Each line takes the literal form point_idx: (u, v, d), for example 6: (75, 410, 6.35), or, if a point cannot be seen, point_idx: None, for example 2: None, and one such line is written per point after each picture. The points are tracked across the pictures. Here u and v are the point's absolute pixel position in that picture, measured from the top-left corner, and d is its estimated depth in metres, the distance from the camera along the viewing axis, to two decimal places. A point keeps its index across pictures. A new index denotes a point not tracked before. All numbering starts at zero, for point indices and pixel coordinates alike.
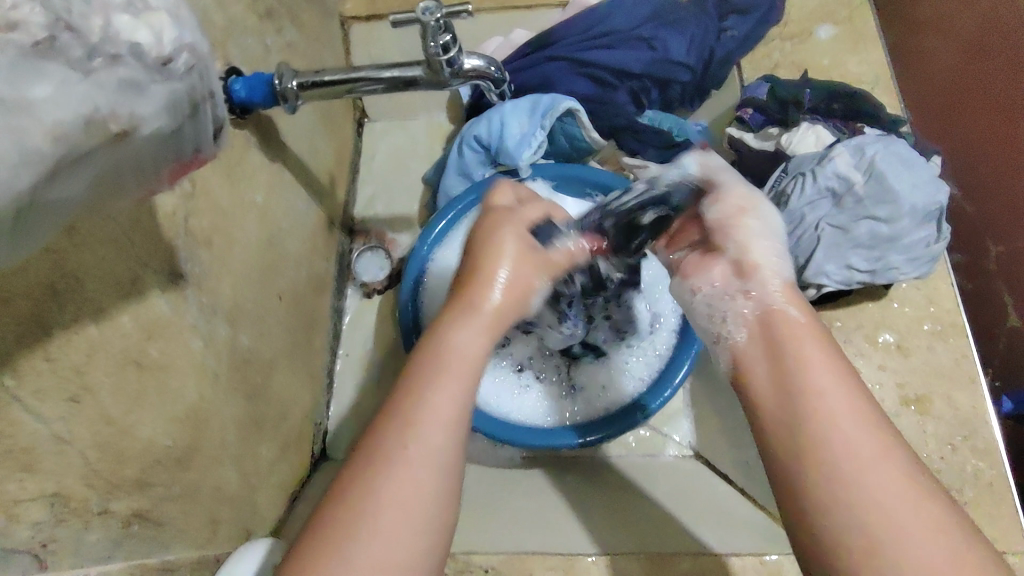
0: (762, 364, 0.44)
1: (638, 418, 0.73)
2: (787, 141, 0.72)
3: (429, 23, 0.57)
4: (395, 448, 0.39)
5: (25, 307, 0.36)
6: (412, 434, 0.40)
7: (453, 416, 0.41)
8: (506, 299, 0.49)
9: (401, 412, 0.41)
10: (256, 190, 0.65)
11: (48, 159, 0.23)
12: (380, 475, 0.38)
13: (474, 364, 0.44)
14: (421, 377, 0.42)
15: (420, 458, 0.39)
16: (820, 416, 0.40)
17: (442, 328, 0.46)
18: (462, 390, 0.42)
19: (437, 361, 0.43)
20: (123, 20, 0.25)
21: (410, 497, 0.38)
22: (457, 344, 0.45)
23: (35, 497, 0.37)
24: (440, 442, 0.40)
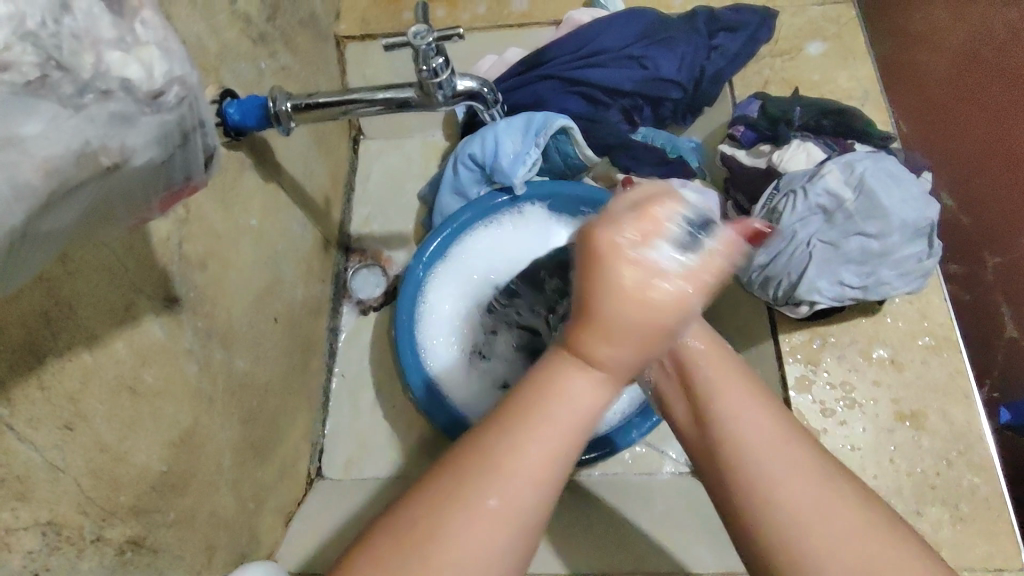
0: (682, 402, 0.46)
1: (633, 437, 0.74)
2: (778, 159, 0.72)
3: (420, 46, 0.58)
4: (479, 491, 0.37)
5: (18, 335, 0.36)
6: (501, 487, 0.37)
7: (547, 474, 0.38)
8: (637, 338, 0.38)
9: (491, 459, 0.37)
10: (251, 212, 0.65)
11: (37, 192, 0.23)
12: (463, 520, 0.36)
13: (578, 425, 0.39)
14: (514, 426, 0.38)
15: (503, 515, 0.36)
16: (744, 444, 0.40)
17: (559, 358, 0.40)
18: (560, 439, 0.38)
19: (539, 410, 0.38)
20: (114, 56, 0.25)
21: (488, 545, 0.36)
22: (569, 391, 0.39)
23: (29, 525, 0.37)
24: (530, 498, 0.37)
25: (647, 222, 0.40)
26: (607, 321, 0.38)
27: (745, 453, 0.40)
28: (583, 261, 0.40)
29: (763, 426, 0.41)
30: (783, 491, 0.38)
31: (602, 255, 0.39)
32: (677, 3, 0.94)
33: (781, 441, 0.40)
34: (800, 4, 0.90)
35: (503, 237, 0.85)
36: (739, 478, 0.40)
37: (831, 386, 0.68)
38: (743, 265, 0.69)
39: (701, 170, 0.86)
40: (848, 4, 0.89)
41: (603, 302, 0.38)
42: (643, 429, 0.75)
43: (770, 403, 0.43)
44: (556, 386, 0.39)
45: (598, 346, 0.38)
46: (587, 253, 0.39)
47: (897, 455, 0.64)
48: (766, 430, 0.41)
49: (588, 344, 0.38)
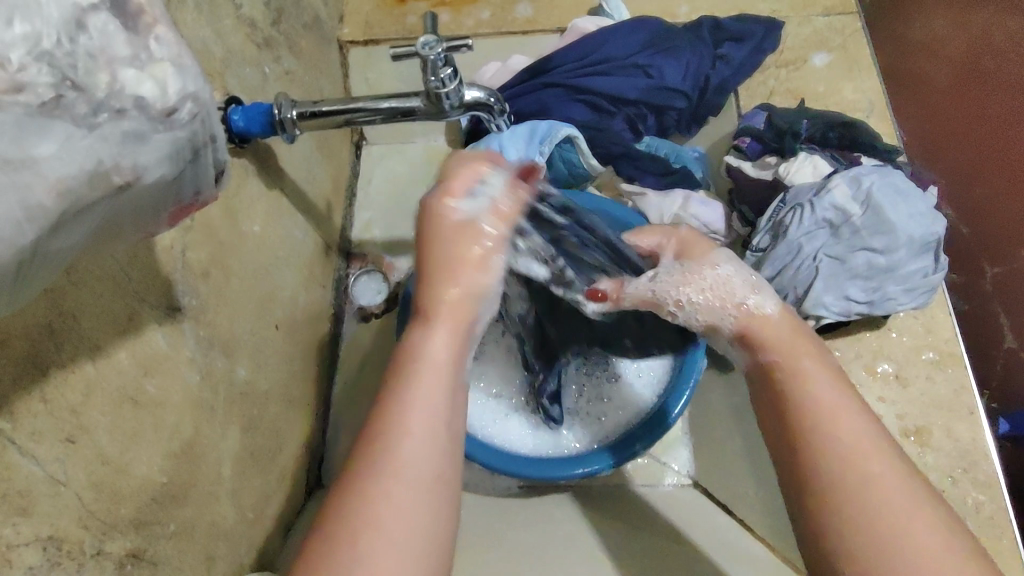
0: (762, 397, 0.46)
1: (636, 449, 0.72)
2: (785, 172, 0.73)
3: (429, 56, 0.57)
4: (377, 467, 0.39)
5: (21, 347, 0.35)
6: (393, 447, 0.40)
7: (436, 422, 0.41)
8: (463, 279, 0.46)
9: (378, 426, 0.41)
10: (253, 219, 0.65)
11: (49, 213, 0.23)
12: (373, 498, 0.38)
13: (444, 372, 0.43)
14: (389, 395, 0.42)
15: (406, 474, 0.39)
16: (837, 446, 0.41)
17: (412, 332, 0.45)
18: (434, 390, 0.42)
19: (405, 371, 0.43)
20: (127, 74, 0.25)
21: (408, 502, 0.38)
22: (428, 346, 0.44)
23: (30, 541, 0.36)
24: (424, 452, 0.40)
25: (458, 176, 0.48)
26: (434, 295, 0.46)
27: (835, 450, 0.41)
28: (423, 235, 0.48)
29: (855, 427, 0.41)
30: (876, 494, 0.39)
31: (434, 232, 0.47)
32: (682, 12, 0.94)
33: (870, 440, 0.41)
34: (805, 15, 0.90)
35: None
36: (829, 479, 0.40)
37: None
38: None
39: (707, 180, 0.86)
40: (852, 16, 0.90)
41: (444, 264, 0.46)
42: (647, 441, 0.73)
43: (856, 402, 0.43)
44: (410, 346, 0.44)
45: (434, 297, 0.46)
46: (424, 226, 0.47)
47: None
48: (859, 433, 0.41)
49: (431, 305, 0.46)
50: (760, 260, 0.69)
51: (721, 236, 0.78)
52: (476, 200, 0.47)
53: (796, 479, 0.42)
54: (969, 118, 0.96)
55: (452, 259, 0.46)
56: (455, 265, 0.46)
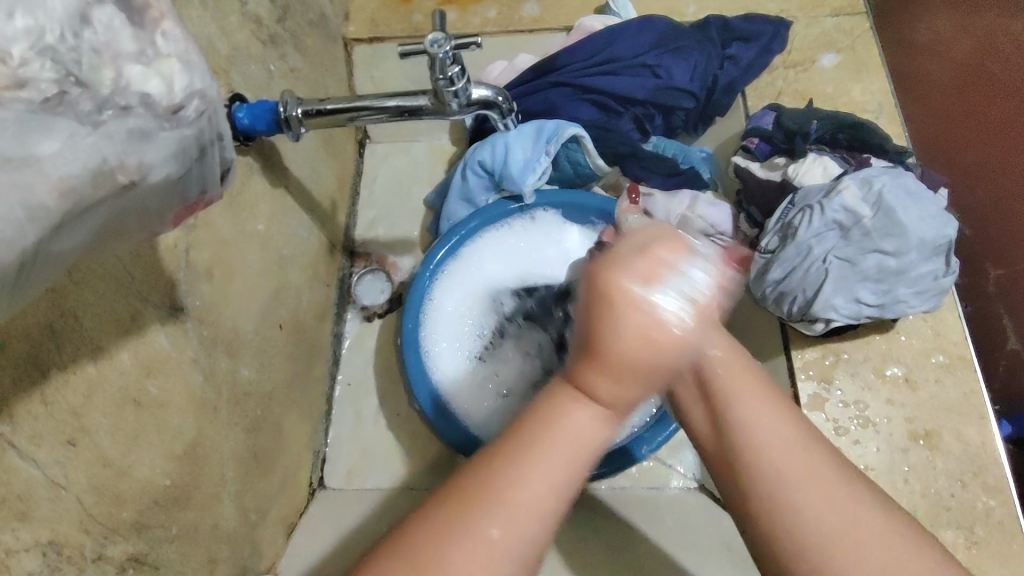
0: (698, 413, 0.45)
1: (643, 453, 0.73)
2: (794, 172, 0.72)
3: (436, 55, 0.57)
4: (480, 525, 0.38)
5: (21, 348, 0.35)
6: (503, 515, 0.38)
7: (554, 502, 0.39)
8: (637, 374, 0.40)
9: (494, 486, 0.38)
10: (257, 217, 0.64)
11: (51, 214, 0.22)
12: (461, 543, 0.37)
13: (584, 455, 0.40)
14: (516, 457, 0.39)
15: (506, 542, 0.38)
16: (767, 460, 0.40)
17: (560, 396, 0.41)
18: (563, 471, 0.39)
19: (539, 440, 0.40)
20: (134, 71, 0.24)
21: (494, 571, 0.37)
22: (571, 424, 0.40)
23: (29, 546, 0.36)
24: (531, 528, 0.38)
25: (650, 262, 0.41)
26: (609, 357, 0.39)
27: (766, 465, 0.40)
28: (591, 305, 0.41)
29: (784, 434, 0.41)
30: (805, 508, 0.39)
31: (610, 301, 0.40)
32: (689, 11, 0.93)
33: (803, 450, 0.41)
34: (814, 15, 0.90)
35: (509, 241, 0.84)
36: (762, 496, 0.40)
37: (844, 404, 0.67)
38: (757, 281, 0.69)
39: (713, 181, 0.86)
40: (862, 16, 0.89)
41: (604, 342, 0.40)
42: (652, 444, 0.74)
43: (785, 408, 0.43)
44: (558, 415, 0.40)
45: (598, 378, 0.40)
46: (599, 290, 0.41)
47: (911, 475, 0.63)
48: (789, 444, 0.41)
49: (591, 379, 0.40)
50: (768, 263, 0.68)
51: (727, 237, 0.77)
52: (670, 296, 0.40)
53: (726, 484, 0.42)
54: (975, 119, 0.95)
55: (625, 350, 0.39)
56: (626, 354, 0.40)
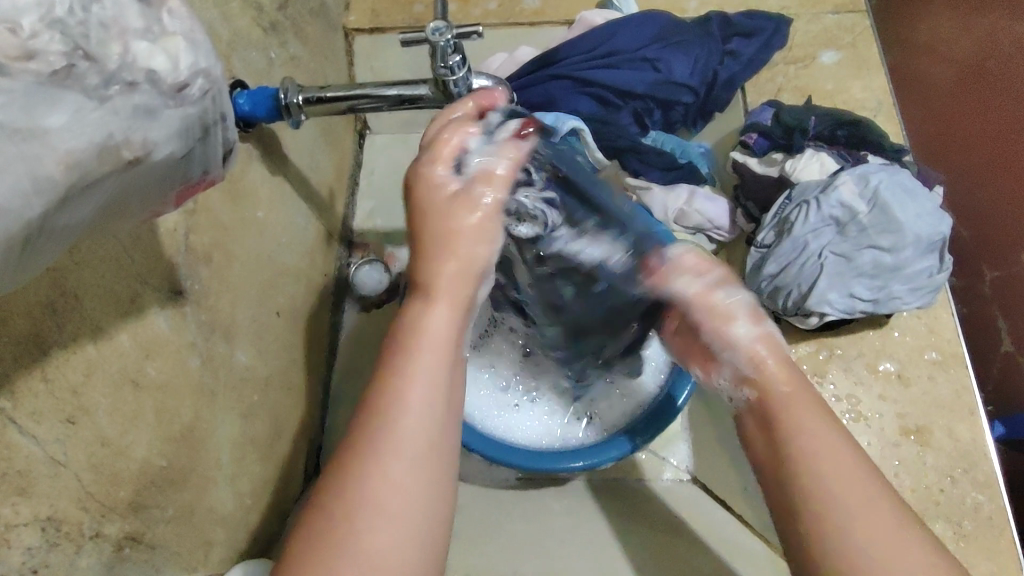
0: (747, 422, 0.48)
1: (635, 444, 0.71)
2: (791, 168, 0.73)
3: (438, 42, 0.57)
4: (375, 448, 0.39)
5: (23, 326, 0.35)
6: (392, 426, 0.39)
7: (431, 399, 0.41)
8: (474, 236, 0.47)
9: (374, 411, 0.40)
10: (257, 204, 0.64)
11: (58, 186, 0.22)
12: (365, 475, 0.38)
13: (445, 342, 0.44)
14: (390, 368, 0.42)
15: (402, 452, 0.39)
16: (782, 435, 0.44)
17: (411, 311, 0.45)
18: (436, 369, 0.42)
19: (405, 343, 0.43)
20: (140, 47, 0.24)
21: (408, 479, 0.38)
22: (426, 322, 0.44)
23: (29, 521, 0.36)
24: (422, 433, 0.40)
25: (443, 148, 0.48)
26: (424, 237, 0.47)
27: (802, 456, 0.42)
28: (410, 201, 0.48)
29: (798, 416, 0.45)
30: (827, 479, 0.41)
31: (421, 185, 0.48)
32: (691, 6, 0.93)
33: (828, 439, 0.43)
34: (815, 13, 0.90)
35: None
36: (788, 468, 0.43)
37: (836, 399, 0.68)
38: (753, 274, 0.69)
39: (711, 176, 0.87)
40: (862, 15, 0.89)
41: (423, 272, 0.46)
42: (647, 436, 0.71)
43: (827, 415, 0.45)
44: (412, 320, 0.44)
45: (426, 266, 0.46)
46: (416, 185, 0.48)
47: (901, 469, 0.64)
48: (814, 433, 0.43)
49: (426, 290, 0.45)
50: (764, 257, 0.69)
51: (724, 232, 0.80)
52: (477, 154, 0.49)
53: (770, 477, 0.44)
54: (972, 117, 0.95)
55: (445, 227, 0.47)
56: (449, 239, 0.46)
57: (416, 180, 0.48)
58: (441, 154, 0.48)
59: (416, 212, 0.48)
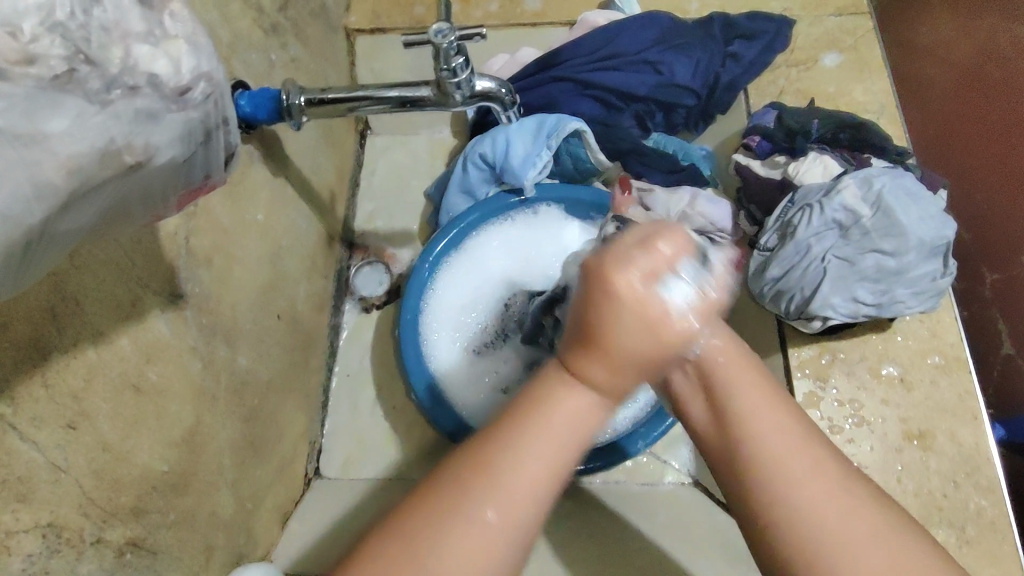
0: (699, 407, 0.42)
1: (639, 446, 0.73)
2: (794, 171, 0.72)
3: (441, 45, 0.56)
4: (475, 505, 0.35)
5: (23, 331, 0.35)
6: (502, 498, 0.35)
7: (541, 487, 0.36)
8: (633, 367, 0.36)
9: (487, 471, 0.35)
10: (257, 206, 0.64)
11: (59, 192, 0.22)
12: (447, 528, 0.34)
13: (575, 443, 0.36)
14: (515, 432, 0.36)
15: (500, 526, 0.35)
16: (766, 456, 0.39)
17: (552, 385, 0.37)
18: (557, 456, 0.36)
19: (536, 416, 0.36)
20: (142, 50, 0.24)
21: (491, 555, 0.35)
22: (565, 407, 0.36)
23: (29, 528, 0.36)
24: (527, 515, 0.36)
25: (652, 256, 0.36)
26: (596, 338, 0.35)
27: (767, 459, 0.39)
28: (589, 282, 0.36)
29: (781, 429, 0.40)
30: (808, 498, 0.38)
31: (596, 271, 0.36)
32: (693, 8, 0.93)
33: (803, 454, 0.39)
34: (817, 15, 0.90)
35: (515, 234, 0.84)
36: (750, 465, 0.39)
37: (839, 403, 0.68)
38: (755, 277, 0.69)
39: (713, 179, 0.86)
40: (865, 17, 0.89)
41: (603, 326, 0.35)
42: (649, 439, 0.74)
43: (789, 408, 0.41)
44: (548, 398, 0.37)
45: (591, 362, 0.36)
46: (600, 277, 0.35)
47: (904, 474, 0.64)
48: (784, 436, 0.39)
49: (585, 362, 0.36)
50: (767, 260, 0.69)
51: (727, 234, 0.78)
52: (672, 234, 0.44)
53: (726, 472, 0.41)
54: (971, 121, 0.95)
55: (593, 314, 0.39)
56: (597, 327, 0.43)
57: (601, 268, 0.36)
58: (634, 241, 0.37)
59: (586, 297, 0.36)
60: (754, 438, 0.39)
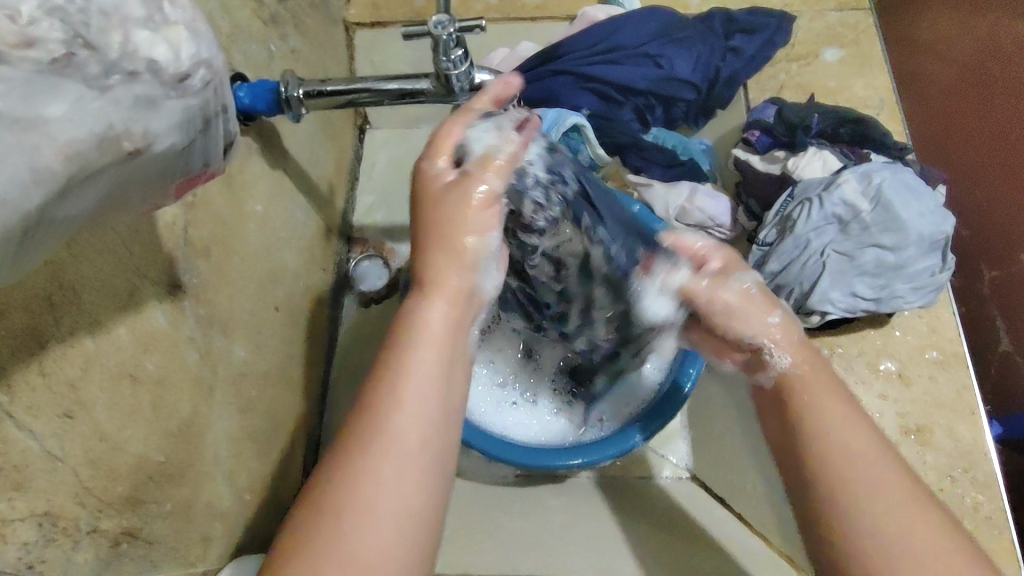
0: (773, 417, 0.47)
1: (635, 440, 0.70)
2: (794, 166, 0.73)
3: (439, 37, 0.56)
4: (377, 429, 0.39)
5: (20, 320, 0.35)
6: (395, 416, 0.40)
7: (438, 390, 0.42)
8: (445, 265, 0.45)
9: (379, 402, 0.40)
10: (256, 199, 0.64)
11: (58, 177, 0.22)
12: (363, 467, 0.38)
13: (442, 341, 0.43)
14: (389, 365, 0.42)
15: (406, 438, 0.39)
16: (838, 459, 0.42)
17: (409, 310, 0.45)
18: (435, 362, 0.42)
19: (407, 340, 0.43)
20: (142, 36, 0.24)
21: (405, 470, 0.39)
22: (425, 322, 0.44)
23: (25, 517, 0.36)
24: (423, 420, 0.40)
25: (431, 177, 0.47)
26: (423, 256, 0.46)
27: (838, 463, 0.42)
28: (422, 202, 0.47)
29: (859, 438, 0.43)
30: (872, 505, 0.41)
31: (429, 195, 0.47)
32: (694, 3, 0.93)
33: (879, 468, 0.42)
34: (818, 10, 0.90)
35: None
36: (827, 477, 0.42)
37: None
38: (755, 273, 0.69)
39: (713, 172, 0.86)
40: (866, 12, 0.89)
41: (421, 250, 0.46)
42: (647, 433, 0.70)
43: (860, 418, 0.44)
44: (412, 320, 0.44)
45: (427, 291, 0.45)
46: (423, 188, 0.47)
47: None
48: (863, 447, 0.43)
49: (430, 282, 0.45)
50: (766, 255, 0.69)
51: (726, 229, 0.79)
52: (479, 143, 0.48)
53: (795, 478, 0.45)
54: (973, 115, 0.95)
55: (446, 252, 0.45)
56: (438, 232, 0.46)
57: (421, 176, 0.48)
58: (437, 153, 0.48)
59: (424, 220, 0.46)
60: (830, 439, 0.43)
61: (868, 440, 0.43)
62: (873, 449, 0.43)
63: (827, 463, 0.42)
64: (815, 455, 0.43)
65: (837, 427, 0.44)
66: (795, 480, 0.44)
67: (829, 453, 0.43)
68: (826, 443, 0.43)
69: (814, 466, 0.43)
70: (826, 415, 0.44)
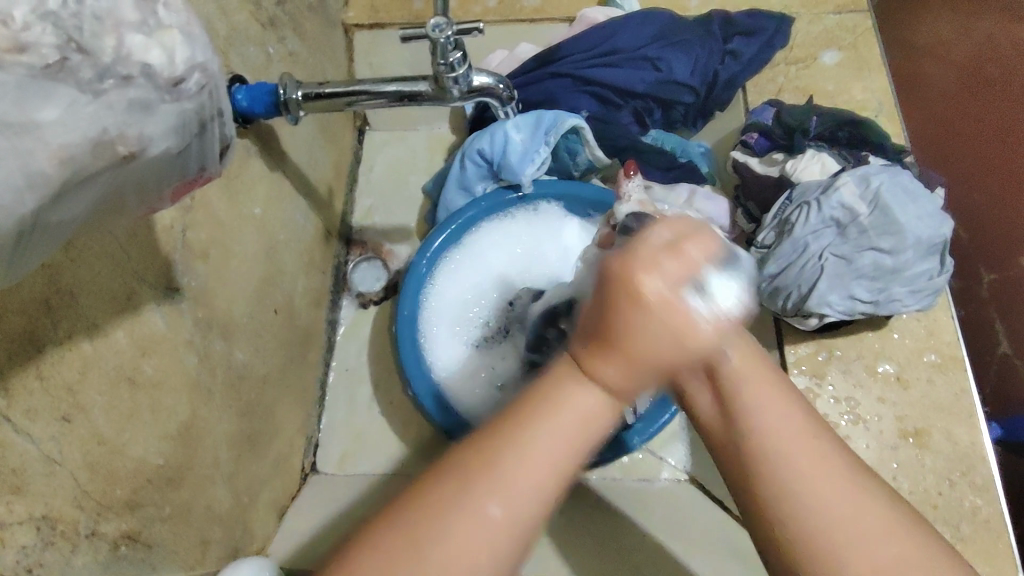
0: (700, 394, 0.41)
1: (633, 443, 0.72)
2: (792, 168, 0.73)
3: (438, 39, 0.56)
4: (480, 493, 0.34)
5: (18, 323, 0.35)
6: (505, 492, 0.34)
7: (559, 471, 0.36)
8: (651, 374, 0.35)
9: (497, 458, 0.35)
10: (254, 201, 0.64)
11: (51, 182, 0.22)
12: (447, 521, 0.34)
13: (585, 430, 0.36)
14: (520, 425, 0.36)
15: (506, 517, 0.34)
16: (769, 450, 0.38)
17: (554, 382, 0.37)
18: (567, 441, 0.36)
19: (544, 411, 0.36)
20: (135, 40, 0.24)
21: (489, 549, 0.34)
22: (575, 402, 0.36)
23: (23, 520, 0.36)
24: (533, 504, 0.35)
25: (676, 262, 0.35)
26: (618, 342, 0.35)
27: (777, 464, 0.37)
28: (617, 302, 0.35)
29: (785, 420, 0.39)
30: (820, 505, 0.37)
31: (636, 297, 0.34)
32: (693, 5, 0.93)
33: (816, 445, 0.38)
34: (816, 12, 0.90)
35: (515, 233, 0.85)
36: (768, 484, 0.37)
37: (835, 400, 0.68)
38: (754, 275, 0.69)
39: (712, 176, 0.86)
40: (864, 15, 0.89)
41: (625, 335, 0.34)
42: (644, 436, 0.73)
43: (792, 396, 0.40)
44: (558, 390, 0.36)
45: (599, 362, 0.35)
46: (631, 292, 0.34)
47: (899, 472, 0.64)
48: (788, 426, 0.38)
49: (598, 361, 0.35)
50: (765, 257, 0.69)
51: (725, 231, 0.80)
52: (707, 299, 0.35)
53: (731, 472, 0.40)
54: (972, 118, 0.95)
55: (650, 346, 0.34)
56: (626, 336, 0.34)
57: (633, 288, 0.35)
58: (662, 263, 0.35)
59: (620, 314, 0.34)
60: (764, 431, 0.38)
61: (798, 421, 0.39)
62: (807, 433, 0.39)
63: (770, 469, 0.37)
64: (751, 452, 0.38)
65: (767, 410, 0.39)
66: (735, 477, 0.39)
67: (763, 455, 0.38)
68: (759, 443, 0.38)
69: (751, 468, 0.38)
70: (755, 406, 0.39)
